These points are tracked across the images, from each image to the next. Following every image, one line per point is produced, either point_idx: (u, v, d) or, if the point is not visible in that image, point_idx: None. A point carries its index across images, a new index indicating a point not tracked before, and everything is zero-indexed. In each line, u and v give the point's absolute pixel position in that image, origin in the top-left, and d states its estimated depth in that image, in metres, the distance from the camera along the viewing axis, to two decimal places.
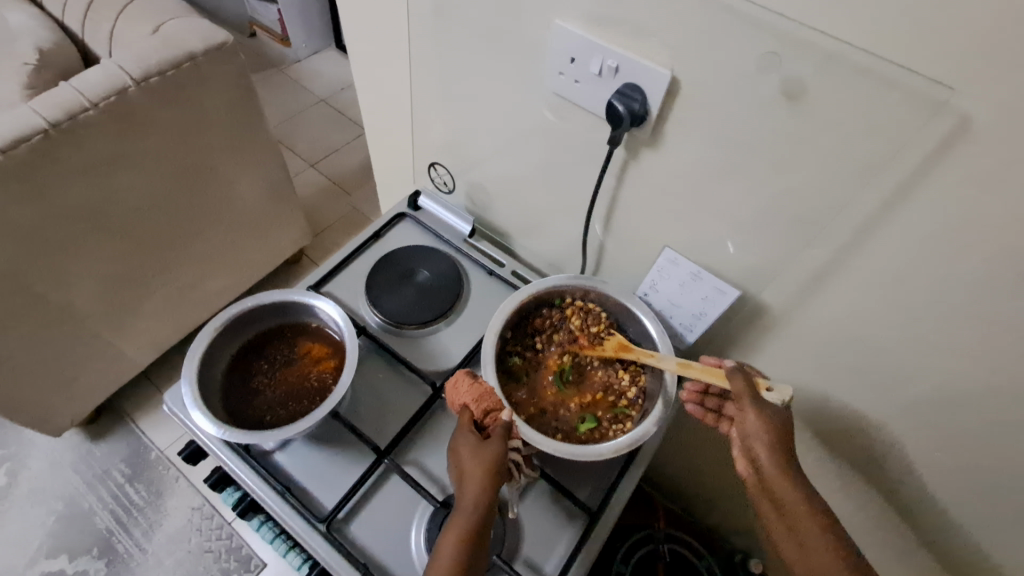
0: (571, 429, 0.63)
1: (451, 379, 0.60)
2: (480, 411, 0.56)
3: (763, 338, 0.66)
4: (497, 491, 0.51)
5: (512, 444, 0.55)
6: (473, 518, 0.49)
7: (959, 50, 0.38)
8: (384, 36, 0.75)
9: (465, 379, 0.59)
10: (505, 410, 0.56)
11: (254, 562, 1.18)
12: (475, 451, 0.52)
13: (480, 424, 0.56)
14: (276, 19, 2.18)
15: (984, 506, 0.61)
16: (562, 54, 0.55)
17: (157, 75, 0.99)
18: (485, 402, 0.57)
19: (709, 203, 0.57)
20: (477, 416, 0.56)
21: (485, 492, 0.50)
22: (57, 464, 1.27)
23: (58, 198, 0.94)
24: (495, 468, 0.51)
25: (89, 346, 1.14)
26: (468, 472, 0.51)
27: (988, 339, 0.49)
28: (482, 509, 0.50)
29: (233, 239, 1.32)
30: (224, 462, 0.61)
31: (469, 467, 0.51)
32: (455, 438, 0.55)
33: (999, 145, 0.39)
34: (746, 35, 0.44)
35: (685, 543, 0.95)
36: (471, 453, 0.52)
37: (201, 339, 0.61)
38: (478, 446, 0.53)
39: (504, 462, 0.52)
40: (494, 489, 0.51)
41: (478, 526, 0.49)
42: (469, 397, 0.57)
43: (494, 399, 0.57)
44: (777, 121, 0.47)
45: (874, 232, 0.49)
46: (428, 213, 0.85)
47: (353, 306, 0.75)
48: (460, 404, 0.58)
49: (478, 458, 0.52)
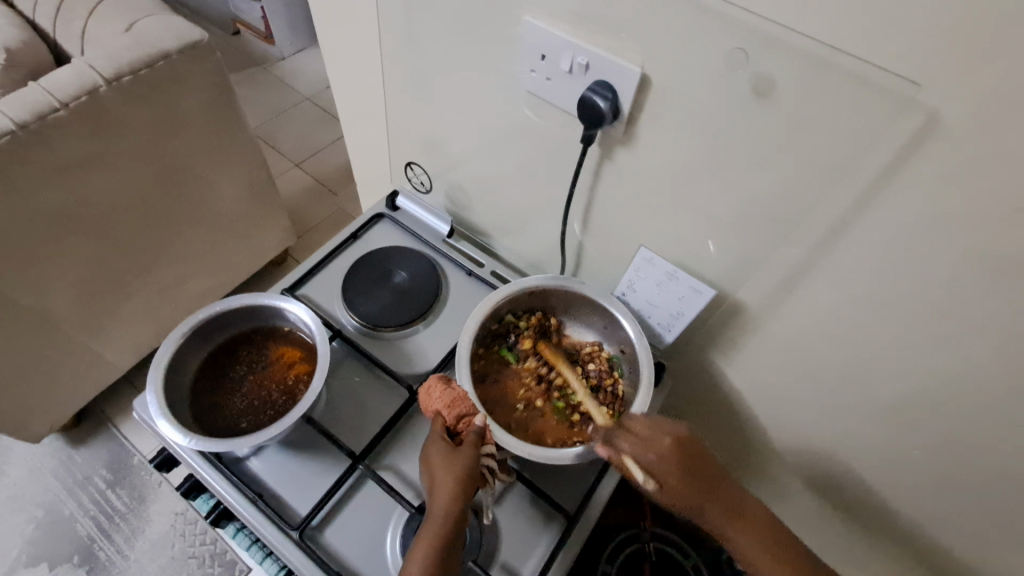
0: (514, 423, 0.63)
1: (424, 385, 0.60)
2: (454, 417, 0.56)
3: (743, 336, 0.66)
4: (469, 499, 0.51)
5: (485, 449, 0.54)
6: (444, 528, 0.48)
7: (928, 50, 0.37)
8: (355, 32, 0.73)
9: (437, 385, 0.58)
10: (480, 415, 0.56)
11: (239, 567, 1.17)
12: (447, 459, 0.52)
13: (452, 429, 0.56)
14: (259, 16, 2.14)
15: (959, 502, 0.62)
16: (533, 50, 0.54)
17: (130, 74, 0.97)
18: (458, 408, 0.56)
19: (685, 202, 0.56)
20: (450, 423, 0.56)
21: (456, 499, 0.49)
22: (37, 470, 1.25)
23: (29, 200, 0.92)
24: (466, 476, 0.51)
25: (68, 351, 1.12)
26: (438, 477, 0.51)
27: (967, 336, 0.48)
28: (451, 522, 0.49)
29: (214, 239, 1.30)
30: (195, 470, 0.60)
31: (440, 474, 0.51)
32: (427, 444, 0.54)
33: (967, 143, 0.39)
34: (714, 31, 0.44)
35: (671, 543, 0.95)
36: (443, 459, 0.52)
37: (167, 347, 0.59)
38: (449, 453, 0.52)
39: (476, 468, 0.52)
40: (466, 496, 0.50)
41: (449, 539, 0.48)
42: (442, 403, 0.57)
43: (467, 404, 0.57)
44: (749, 118, 0.46)
45: (850, 229, 0.48)
46: (406, 213, 0.84)
47: (329, 309, 0.74)
48: (432, 410, 0.57)
49: (449, 465, 0.51)
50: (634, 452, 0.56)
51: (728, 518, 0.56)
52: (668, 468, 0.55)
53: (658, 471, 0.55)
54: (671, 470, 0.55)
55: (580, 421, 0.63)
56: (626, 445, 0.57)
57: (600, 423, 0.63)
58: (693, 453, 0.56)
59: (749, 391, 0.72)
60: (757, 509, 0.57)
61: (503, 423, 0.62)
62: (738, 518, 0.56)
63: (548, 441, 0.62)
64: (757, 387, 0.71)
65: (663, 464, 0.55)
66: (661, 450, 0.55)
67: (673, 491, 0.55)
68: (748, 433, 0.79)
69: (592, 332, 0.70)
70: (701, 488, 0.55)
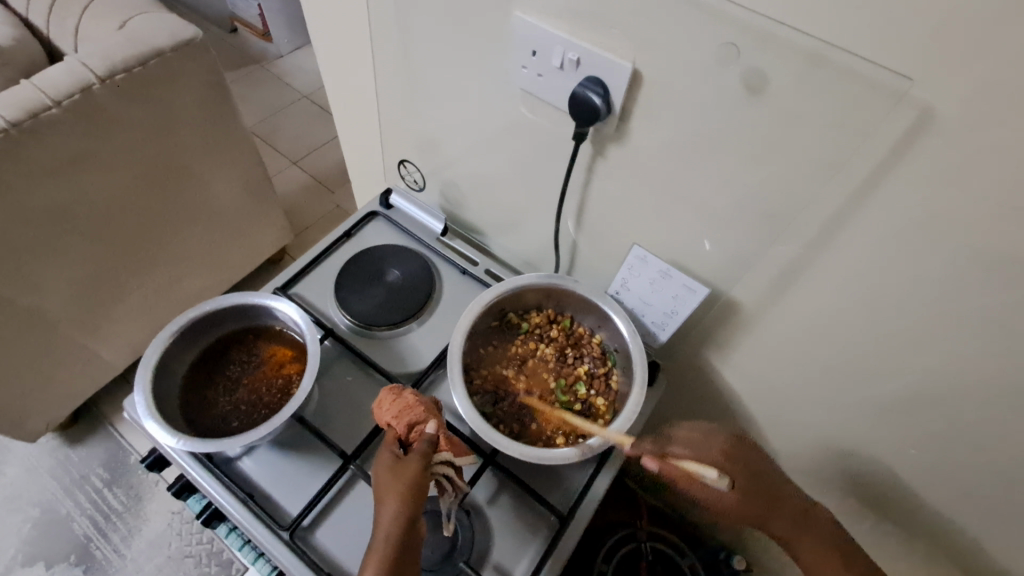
0: (510, 417, 0.62)
1: (377, 399, 0.59)
2: (404, 427, 0.55)
3: (738, 335, 0.65)
4: (419, 507, 0.50)
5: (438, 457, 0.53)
6: (392, 540, 0.47)
7: (921, 44, 0.36)
8: (347, 29, 0.72)
9: (388, 396, 0.58)
10: (431, 423, 0.55)
11: (236, 566, 1.16)
12: (397, 469, 0.51)
13: (404, 440, 0.55)
14: (257, 14, 2.13)
15: (955, 502, 0.61)
16: (524, 46, 0.54)
17: (124, 72, 0.97)
18: (407, 417, 0.55)
19: (679, 199, 0.55)
20: (401, 433, 0.55)
21: (404, 510, 0.49)
22: (34, 469, 1.25)
23: (22, 198, 0.91)
24: (416, 482, 0.50)
25: (63, 350, 1.12)
26: (386, 491, 0.50)
27: (963, 333, 0.47)
28: (399, 533, 0.48)
29: (210, 237, 1.30)
30: (187, 471, 0.59)
31: (389, 485, 0.50)
32: (377, 456, 0.54)
33: (961, 138, 0.38)
34: (704, 25, 0.43)
35: (667, 542, 0.95)
36: (391, 471, 0.51)
37: (155, 347, 0.59)
38: (398, 463, 0.52)
39: (425, 477, 0.51)
40: (415, 505, 0.49)
41: (400, 550, 0.47)
42: (391, 415, 0.56)
43: (418, 411, 0.56)
44: (741, 114, 0.46)
45: (843, 226, 0.48)
46: (400, 211, 0.83)
47: (321, 307, 0.73)
48: (384, 422, 0.57)
49: (398, 475, 0.50)
50: (696, 453, 0.56)
51: (788, 516, 0.56)
52: (734, 471, 0.55)
53: (726, 470, 0.55)
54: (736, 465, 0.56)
55: (581, 413, 0.63)
56: (684, 450, 0.56)
57: (600, 412, 0.63)
58: (749, 455, 0.57)
59: (744, 390, 0.72)
60: (813, 510, 0.57)
61: (508, 431, 0.61)
62: (797, 516, 0.56)
63: (557, 441, 0.61)
64: (751, 386, 0.70)
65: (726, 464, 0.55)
66: (723, 451, 0.56)
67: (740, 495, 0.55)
68: None
69: (585, 320, 0.70)
70: (765, 490, 0.56)
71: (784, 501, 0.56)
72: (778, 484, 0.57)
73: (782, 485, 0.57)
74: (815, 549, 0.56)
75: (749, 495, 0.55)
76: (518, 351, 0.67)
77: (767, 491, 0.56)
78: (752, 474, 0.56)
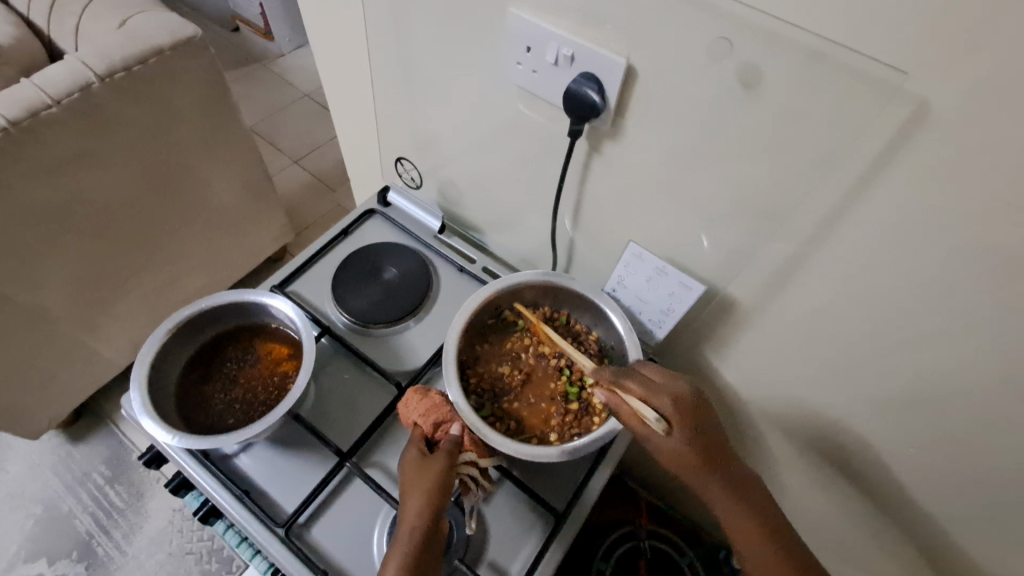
0: (505, 414, 0.62)
1: (402, 398, 0.60)
2: (430, 426, 0.56)
3: (735, 332, 0.65)
4: (442, 510, 0.51)
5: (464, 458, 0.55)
6: (414, 539, 0.48)
7: (916, 38, 0.36)
8: (343, 26, 0.72)
9: (415, 396, 0.58)
10: (456, 423, 0.56)
11: (236, 563, 1.17)
12: (420, 469, 0.52)
13: (430, 440, 0.56)
14: (258, 13, 2.13)
15: (953, 500, 0.61)
16: (518, 43, 0.54)
17: (123, 70, 0.97)
18: (433, 416, 0.56)
19: (675, 195, 0.55)
20: (427, 432, 0.56)
21: (427, 508, 0.50)
22: (36, 467, 1.25)
23: (22, 196, 0.92)
24: (438, 485, 0.51)
25: (64, 348, 1.13)
26: (411, 490, 0.51)
27: (961, 330, 0.47)
28: (421, 532, 0.49)
29: (210, 236, 1.30)
30: (184, 468, 0.59)
31: (413, 485, 0.51)
32: (403, 455, 0.55)
33: (957, 133, 0.38)
34: (698, 21, 0.43)
35: (667, 541, 0.95)
36: (417, 469, 0.52)
37: (151, 343, 0.59)
38: (422, 463, 0.53)
39: (451, 477, 0.52)
40: (440, 504, 0.50)
41: (421, 549, 0.48)
42: (418, 413, 0.57)
43: (443, 411, 0.57)
44: (736, 110, 0.45)
45: (840, 223, 0.47)
46: (398, 209, 0.83)
47: (318, 305, 0.73)
48: (410, 420, 0.58)
49: (424, 474, 0.52)
50: (646, 392, 0.54)
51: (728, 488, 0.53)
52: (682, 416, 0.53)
53: (673, 418, 0.53)
54: (687, 418, 0.53)
55: (576, 411, 0.62)
56: (636, 387, 0.55)
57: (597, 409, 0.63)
58: (704, 405, 0.55)
59: (741, 387, 0.72)
60: (761, 493, 0.53)
61: (503, 429, 0.61)
62: (739, 490, 0.53)
63: (552, 439, 0.61)
64: (749, 383, 0.70)
65: (675, 412, 0.53)
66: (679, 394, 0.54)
67: (679, 449, 0.53)
68: (742, 431, 0.78)
69: (583, 318, 0.69)
70: (710, 454, 0.53)
71: (727, 471, 0.53)
72: (728, 458, 0.53)
73: (730, 457, 0.54)
74: (742, 518, 0.52)
75: (689, 453, 0.52)
76: (515, 347, 0.67)
77: (712, 456, 0.53)
78: (702, 436, 0.53)
